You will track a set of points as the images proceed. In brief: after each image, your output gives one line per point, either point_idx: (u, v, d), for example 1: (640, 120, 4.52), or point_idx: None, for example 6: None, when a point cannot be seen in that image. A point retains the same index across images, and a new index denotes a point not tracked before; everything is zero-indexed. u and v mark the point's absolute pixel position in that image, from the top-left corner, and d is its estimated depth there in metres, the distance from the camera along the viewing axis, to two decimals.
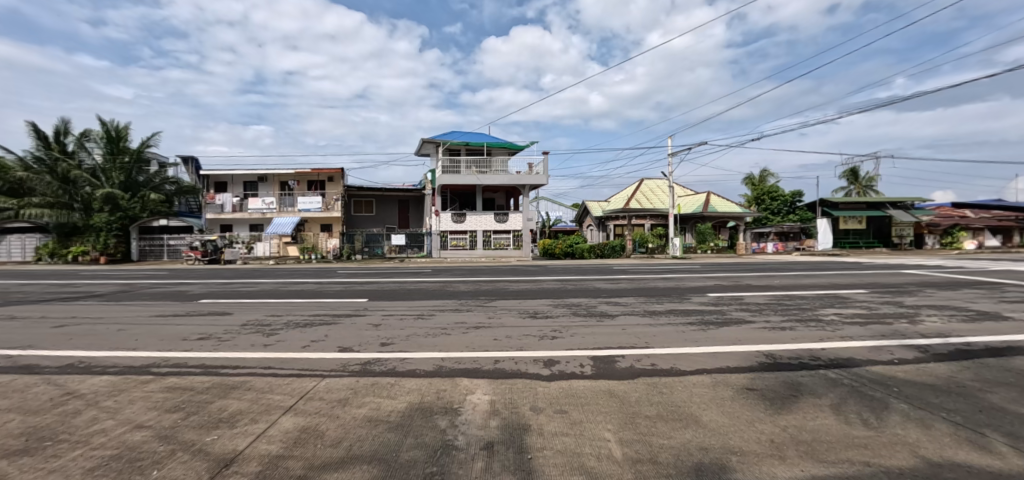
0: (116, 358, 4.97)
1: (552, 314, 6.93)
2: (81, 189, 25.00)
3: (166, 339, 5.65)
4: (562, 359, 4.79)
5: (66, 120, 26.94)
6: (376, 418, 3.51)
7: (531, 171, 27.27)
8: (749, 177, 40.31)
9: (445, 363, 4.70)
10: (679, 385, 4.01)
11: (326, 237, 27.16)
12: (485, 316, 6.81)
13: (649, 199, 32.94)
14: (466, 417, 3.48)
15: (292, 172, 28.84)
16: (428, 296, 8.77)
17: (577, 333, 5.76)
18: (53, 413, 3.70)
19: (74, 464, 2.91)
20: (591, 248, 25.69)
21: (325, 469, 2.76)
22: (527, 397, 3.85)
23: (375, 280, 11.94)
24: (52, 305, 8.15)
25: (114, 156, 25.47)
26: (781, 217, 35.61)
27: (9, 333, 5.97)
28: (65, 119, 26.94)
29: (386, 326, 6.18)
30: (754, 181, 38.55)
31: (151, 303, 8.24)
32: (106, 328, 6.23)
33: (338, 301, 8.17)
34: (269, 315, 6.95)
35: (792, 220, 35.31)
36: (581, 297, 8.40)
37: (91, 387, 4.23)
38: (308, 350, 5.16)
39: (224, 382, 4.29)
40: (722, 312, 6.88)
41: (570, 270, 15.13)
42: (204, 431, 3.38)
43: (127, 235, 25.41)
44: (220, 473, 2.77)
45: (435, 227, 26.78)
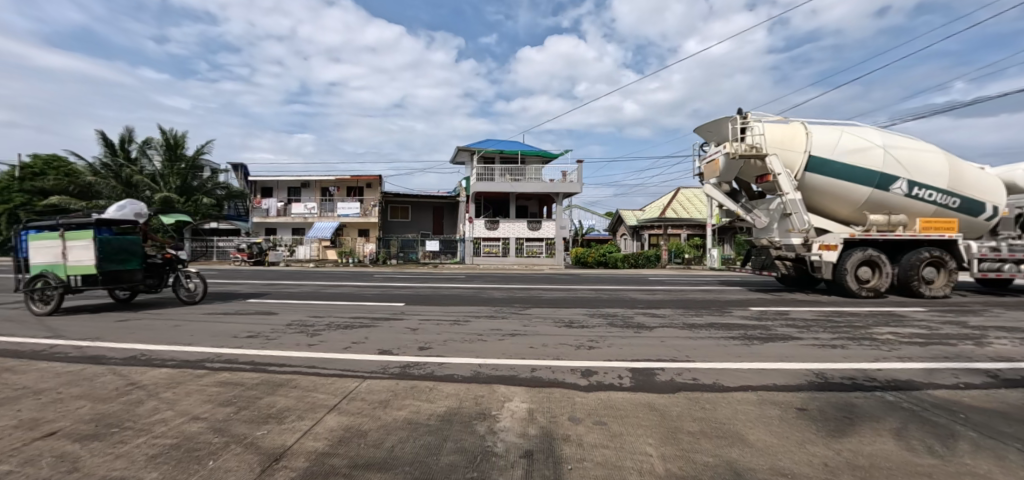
0: (174, 351, 5.28)
1: (588, 324, 6.81)
2: (142, 193, 26.87)
3: (217, 336, 5.96)
4: (601, 369, 4.75)
5: (131, 128, 28.89)
6: (416, 421, 3.59)
7: (565, 179, 27.23)
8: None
9: (482, 369, 4.74)
10: (723, 401, 3.88)
11: (364, 241, 28.21)
12: (520, 324, 6.80)
13: (686, 208, 32.01)
14: (505, 425, 3.50)
15: (333, 178, 30.08)
16: (465, 301, 8.87)
17: (614, 344, 5.68)
18: (119, 401, 3.98)
19: (138, 451, 3.12)
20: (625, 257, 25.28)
21: (369, 469, 2.85)
22: (564, 406, 3.84)
23: (412, 284, 12.15)
24: (117, 300, 8.78)
25: (173, 163, 26.96)
26: None
27: (80, 325, 6.43)
28: (130, 128, 28.91)
29: (423, 331, 6.27)
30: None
31: (203, 301, 8.67)
32: (164, 323, 6.67)
33: (377, 304, 8.39)
34: (311, 316, 7.20)
35: None
36: (618, 308, 8.25)
37: (151, 378, 4.51)
38: (351, 351, 5.30)
39: (270, 379, 4.47)
40: (766, 328, 6.56)
41: (604, 279, 14.87)
42: (255, 426, 3.55)
43: (182, 237, 27.24)
44: (271, 467, 2.90)
45: (469, 233, 27.13)
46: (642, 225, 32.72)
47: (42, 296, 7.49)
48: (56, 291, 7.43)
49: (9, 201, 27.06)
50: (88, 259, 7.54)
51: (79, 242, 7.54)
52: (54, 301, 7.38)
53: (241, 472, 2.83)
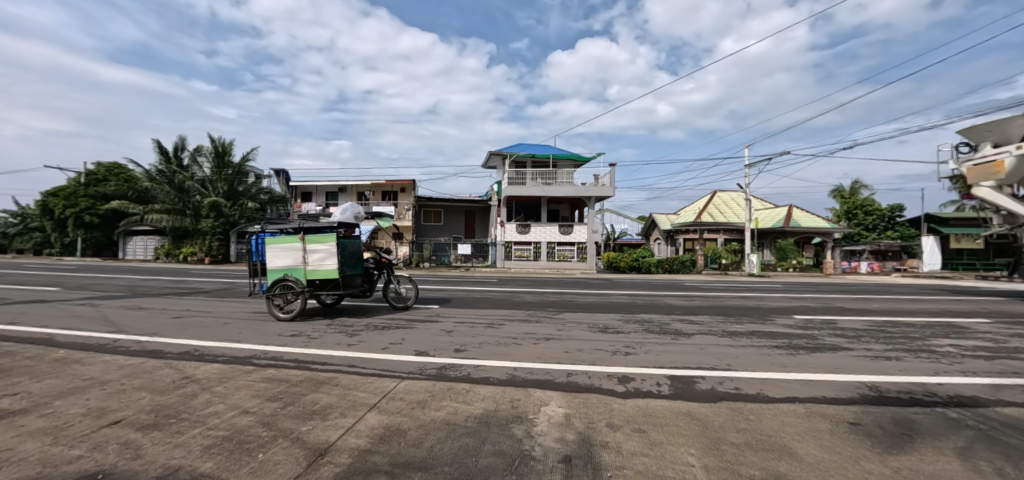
0: (224, 348, 5.58)
1: (623, 330, 6.71)
2: (193, 198, 28.51)
3: (263, 334, 6.25)
4: (638, 376, 4.68)
5: (183, 137, 30.69)
6: (455, 422, 3.64)
7: (598, 183, 26.99)
8: (837, 188, 36.87)
9: (518, 373, 4.75)
10: (769, 413, 3.74)
11: (398, 244, 28.99)
12: (555, 328, 6.78)
13: (722, 212, 31.09)
14: (542, 429, 3.50)
15: (368, 183, 30.97)
16: (498, 305, 8.94)
17: (651, 351, 5.57)
18: (176, 393, 4.24)
19: (194, 441, 3.31)
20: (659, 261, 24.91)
21: (410, 467, 2.92)
22: (601, 412, 3.79)
23: (445, 287, 12.37)
24: (173, 298, 9.35)
25: (221, 170, 28.36)
26: (878, 234, 32.10)
27: (140, 322, 6.89)
28: (182, 136, 30.68)
29: (458, 333, 6.36)
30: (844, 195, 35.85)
31: (250, 301, 9.12)
32: (214, 321, 7.05)
33: (413, 306, 8.59)
34: (351, 317, 7.44)
35: (890, 237, 31.54)
36: (654, 314, 8.08)
37: (204, 373, 4.77)
38: (389, 351, 5.44)
39: (314, 377, 4.65)
40: (813, 337, 6.28)
41: (637, 285, 14.61)
42: (301, 421, 3.69)
43: (228, 239, 28.57)
44: (317, 461, 3.02)
45: (500, 237, 27.36)
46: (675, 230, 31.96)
47: (283, 300, 7.33)
48: (301, 295, 7.26)
49: (76, 205, 29.34)
50: (330, 263, 7.42)
51: (321, 245, 7.39)
52: (299, 306, 7.21)
53: (289, 465, 2.95)
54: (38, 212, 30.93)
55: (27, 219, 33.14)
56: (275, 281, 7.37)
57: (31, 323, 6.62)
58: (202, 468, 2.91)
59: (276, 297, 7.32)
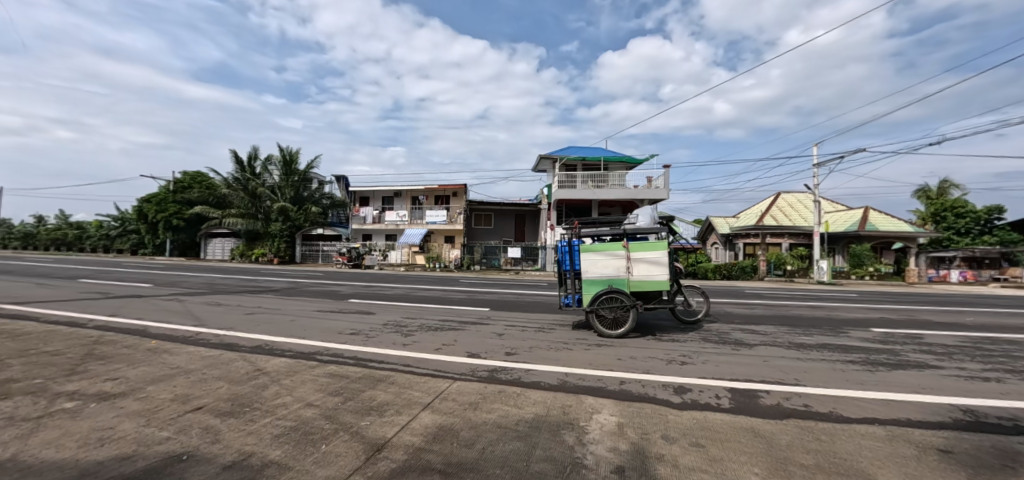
0: (290, 343, 5.98)
1: (678, 338, 6.44)
2: (263, 203, 30.88)
3: (326, 331, 6.65)
4: (695, 387, 4.48)
5: (255, 147, 33.34)
6: (506, 426, 3.65)
7: (651, 185, 26.27)
8: (922, 188, 33.23)
9: (569, 379, 4.70)
10: (844, 433, 3.43)
11: (450, 247, 29.58)
12: (607, 334, 6.64)
13: (787, 215, 29.11)
14: (593, 437, 3.43)
15: (422, 188, 32.09)
16: (546, 309, 8.90)
17: (709, 361, 5.31)
18: (249, 384, 4.60)
19: (264, 430, 3.57)
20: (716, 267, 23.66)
21: (462, 467, 2.96)
22: (655, 423, 3.65)
23: (494, 290, 12.52)
24: (248, 296, 10.16)
25: (289, 177, 30.65)
26: (971, 239, 28.21)
27: (220, 317, 7.55)
28: (255, 147, 33.34)
29: (509, 336, 6.41)
30: (931, 195, 32.22)
31: (314, 300, 9.73)
32: (283, 317, 7.59)
33: (463, 308, 8.78)
34: (405, 317, 7.73)
35: (988, 242, 27.93)
36: (712, 322, 7.68)
37: (273, 366, 5.14)
38: (441, 352, 5.59)
39: (372, 374, 4.86)
40: (894, 352, 5.68)
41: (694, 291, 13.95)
42: (359, 416, 3.87)
43: (294, 242, 30.71)
44: (375, 455, 3.15)
45: (550, 241, 27.28)
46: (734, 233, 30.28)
47: (610, 314, 6.62)
48: (633, 310, 6.54)
49: (166, 210, 32.70)
50: (657, 274, 6.74)
51: (648, 254, 6.68)
52: (632, 321, 6.52)
53: (349, 458, 3.10)
54: (136, 216, 34.85)
55: (127, 222, 37.44)
56: (601, 293, 6.65)
57: (135, 316, 7.43)
58: (272, 456, 3.13)
59: (602, 311, 6.62)
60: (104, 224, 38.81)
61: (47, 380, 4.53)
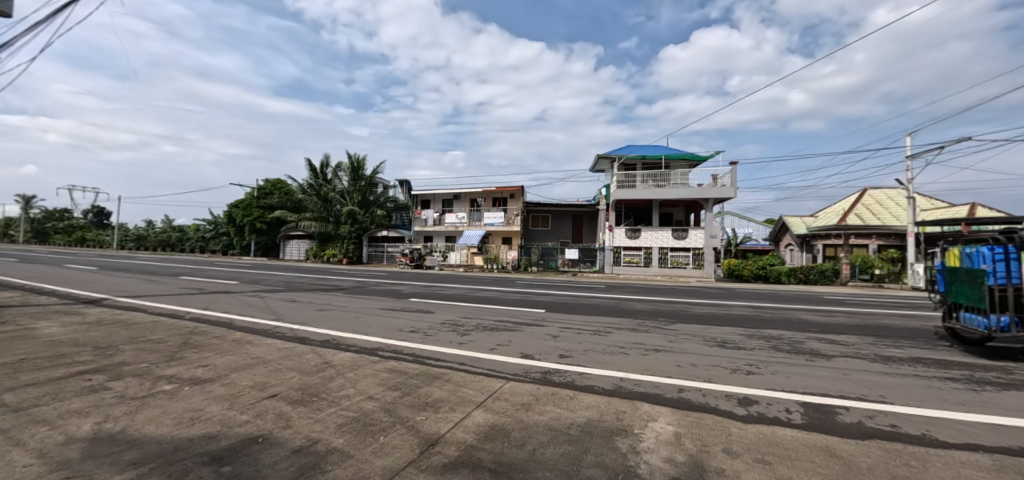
0: (355, 339, 6.35)
1: (745, 346, 6.06)
2: (334, 207, 33.03)
3: (387, 329, 6.99)
4: (762, 399, 4.18)
5: (327, 155, 35.66)
6: (558, 429, 3.62)
7: (717, 184, 24.98)
8: None
9: (624, 384, 4.59)
10: (939, 460, 3.02)
11: (507, 248, 30.04)
12: (666, 339, 6.40)
13: (875, 213, 26.30)
14: (648, 445, 3.30)
15: (479, 191, 32.88)
16: (602, 312, 8.74)
17: (780, 372, 4.94)
18: (318, 375, 4.95)
19: (329, 418, 3.82)
20: (791, 270, 21.97)
21: (514, 467, 2.97)
22: (716, 436, 3.45)
23: (550, 292, 12.49)
24: (319, 293, 10.93)
25: (356, 182, 32.56)
26: None
27: (295, 312, 8.20)
28: (327, 154, 35.67)
29: (564, 339, 6.36)
30: None
31: (377, 298, 10.26)
32: (350, 314, 8.09)
33: (519, 309, 8.84)
34: (462, 317, 7.94)
35: None
36: (783, 330, 7.12)
37: (339, 359, 5.49)
38: (496, 352, 5.68)
39: (429, 371, 5.04)
40: (1007, 370, 4.93)
41: (763, 296, 13.03)
42: (416, 411, 4.02)
43: (362, 243, 32.66)
44: (429, 450, 3.25)
45: (609, 242, 26.80)
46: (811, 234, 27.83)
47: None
48: None
49: (252, 215, 36.07)
50: None
51: None
52: None
53: (405, 450, 3.22)
54: (227, 220, 38.79)
55: (218, 225, 41.84)
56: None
57: (223, 311, 8.25)
58: (335, 443, 3.34)
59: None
60: (200, 227, 43.65)
61: (152, 364, 5.16)
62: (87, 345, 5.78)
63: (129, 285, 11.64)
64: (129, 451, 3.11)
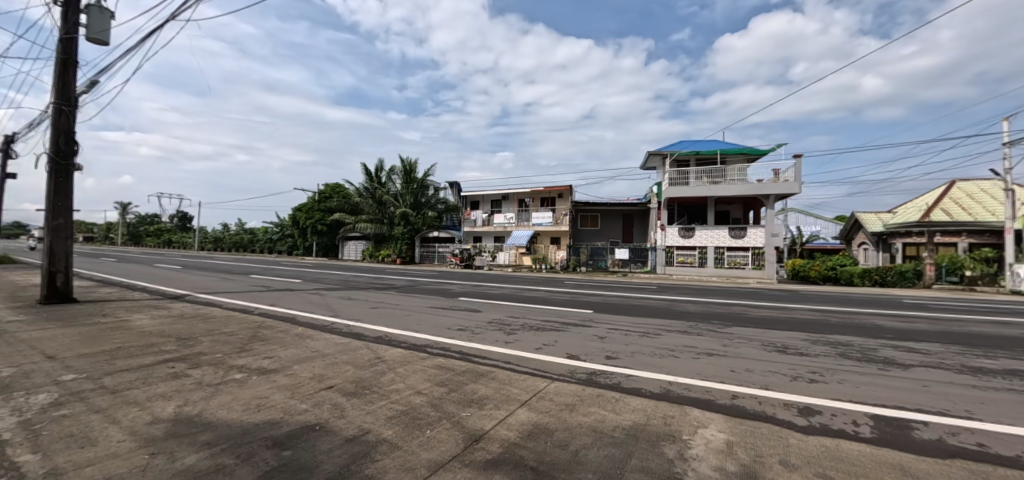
0: (406, 335, 6.60)
1: (808, 352, 5.66)
2: (388, 209, 33.95)
3: (436, 326, 7.20)
4: (826, 409, 3.89)
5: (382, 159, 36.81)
6: (601, 431, 3.56)
7: (779, 179, 23.53)
8: None
9: (673, 387, 4.43)
10: None
11: (556, 248, 30.09)
12: (720, 343, 6.11)
13: (965, 207, 23.62)
14: (697, 452, 3.16)
15: (528, 191, 33.09)
16: (653, 313, 8.50)
17: (848, 381, 4.56)
18: (371, 369, 5.19)
19: (380, 411, 3.99)
20: (864, 271, 20.30)
21: (556, 467, 2.96)
22: (772, 446, 3.24)
23: (598, 292, 12.33)
24: (372, 292, 11.46)
25: (409, 185, 33.74)
26: None
27: (352, 309, 8.65)
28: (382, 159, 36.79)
29: (611, 340, 6.26)
30: None
31: (427, 297, 10.60)
32: (402, 312, 8.41)
33: (566, 310, 8.79)
34: (509, 316, 8.02)
35: None
36: (853, 336, 6.57)
37: (390, 354, 5.74)
38: (541, 352, 5.69)
39: (475, 369, 5.14)
40: None
41: (832, 299, 12.09)
42: (461, 407, 4.11)
43: (414, 243, 33.91)
44: (473, 445, 3.31)
45: (661, 242, 26.03)
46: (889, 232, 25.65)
47: None
48: None
49: (314, 217, 38.59)
50: None
51: None
52: None
53: (450, 445, 3.30)
54: (291, 222, 41.50)
55: (284, 227, 44.94)
56: None
57: (288, 307, 8.84)
58: (385, 434, 3.48)
59: None
60: (268, 229, 47.06)
61: (225, 355, 5.63)
62: (171, 336, 6.42)
63: (208, 283, 12.75)
64: (204, 432, 3.42)
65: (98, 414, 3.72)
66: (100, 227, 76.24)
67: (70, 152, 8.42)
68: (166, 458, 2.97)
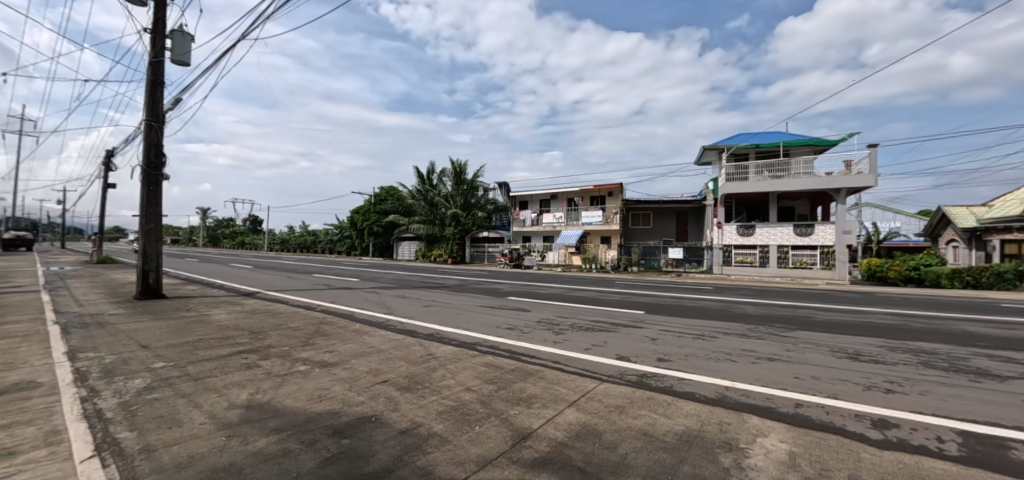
0: (456, 333, 6.76)
1: (885, 360, 5.18)
2: (440, 211, 34.80)
3: (485, 325, 7.33)
4: (906, 423, 3.53)
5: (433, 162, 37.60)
6: (652, 434, 3.46)
7: (851, 171, 21.75)
8: None
9: (730, 393, 4.22)
10: None
11: (606, 247, 29.37)
12: (783, 348, 5.74)
13: None
14: (755, 462, 2.98)
15: (577, 189, 32.96)
16: (709, 315, 8.14)
17: (933, 393, 4.12)
18: (423, 365, 5.37)
19: (432, 406, 4.12)
20: (953, 272, 18.16)
21: (605, 469, 2.91)
22: (841, 459, 2.99)
23: (650, 293, 12.00)
24: (423, 290, 11.85)
25: (460, 186, 34.08)
26: None
27: (406, 307, 8.99)
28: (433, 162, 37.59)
29: (663, 342, 6.06)
30: None
31: (476, 296, 10.80)
32: (453, 310, 8.63)
33: (618, 310, 8.62)
34: (558, 316, 8.00)
35: None
36: (937, 344, 5.93)
37: (441, 351, 5.91)
38: (591, 352, 5.63)
39: (524, 367, 5.17)
40: None
41: (914, 302, 10.98)
42: (510, 405, 4.15)
43: (465, 243, 34.73)
44: (521, 443, 3.33)
45: (717, 240, 24.81)
46: (984, 227, 22.98)
47: None
48: None
49: (370, 219, 40.61)
50: None
51: None
52: None
53: (498, 442, 3.34)
54: (349, 224, 43.84)
55: (343, 229, 47.61)
56: None
57: (347, 304, 9.35)
58: (436, 428, 3.59)
59: None
60: (328, 231, 50.09)
61: (291, 348, 6.05)
62: (244, 329, 6.99)
63: (277, 281, 13.75)
64: (272, 419, 3.69)
65: (182, 399, 4.12)
66: (185, 229, 84.53)
67: (159, 163, 9.37)
68: (240, 441, 3.24)
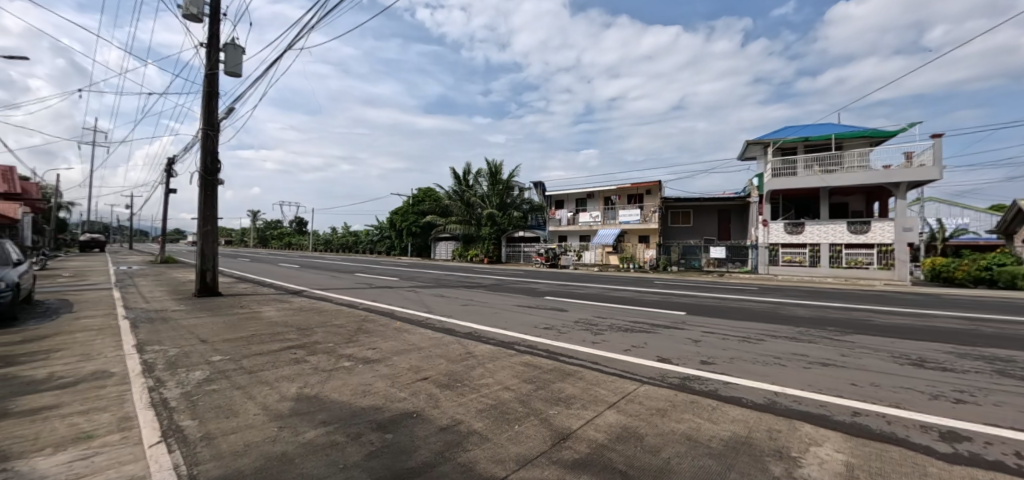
0: (495, 332, 6.83)
1: (956, 368, 4.77)
2: (476, 211, 35.37)
3: (523, 324, 7.35)
4: (980, 436, 3.25)
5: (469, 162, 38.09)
6: (696, 439, 3.36)
7: (912, 164, 20.22)
8: None
9: (780, 399, 4.03)
10: None
11: (644, 246, 28.58)
12: (838, 352, 5.42)
13: None
14: (809, 472, 2.83)
15: (614, 188, 32.50)
16: (756, 317, 7.78)
17: (1012, 405, 3.76)
18: (462, 364, 5.46)
19: (471, 403, 4.18)
20: None
21: (648, 473, 2.85)
22: (906, 473, 2.79)
23: (692, 293, 11.63)
24: (460, 290, 12.02)
25: (495, 186, 34.42)
26: None
27: (445, 306, 9.15)
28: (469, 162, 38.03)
29: (707, 344, 5.87)
30: None
31: (513, 295, 10.84)
32: (491, 310, 8.71)
33: (659, 311, 8.40)
34: (596, 316, 7.90)
35: None
36: (1017, 351, 5.40)
37: (479, 350, 5.99)
38: (630, 354, 5.53)
39: (562, 368, 5.16)
40: None
41: (989, 305, 10.04)
42: (548, 404, 4.15)
43: (501, 243, 35.04)
44: (560, 443, 3.33)
45: (762, 239, 23.60)
46: None
47: None
48: None
49: (408, 220, 41.66)
50: None
51: None
52: None
53: (537, 441, 3.35)
54: (388, 225, 45.22)
55: (383, 230, 49.16)
56: None
57: (387, 303, 9.62)
58: (476, 426, 3.64)
59: None
60: (369, 231, 51.88)
61: (336, 345, 6.30)
62: (292, 326, 7.36)
63: (323, 280, 14.36)
64: (320, 412, 3.87)
65: (238, 391, 4.40)
66: (237, 231, 89.95)
67: (215, 169, 10.00)
68: (291, 432, 3.42)
